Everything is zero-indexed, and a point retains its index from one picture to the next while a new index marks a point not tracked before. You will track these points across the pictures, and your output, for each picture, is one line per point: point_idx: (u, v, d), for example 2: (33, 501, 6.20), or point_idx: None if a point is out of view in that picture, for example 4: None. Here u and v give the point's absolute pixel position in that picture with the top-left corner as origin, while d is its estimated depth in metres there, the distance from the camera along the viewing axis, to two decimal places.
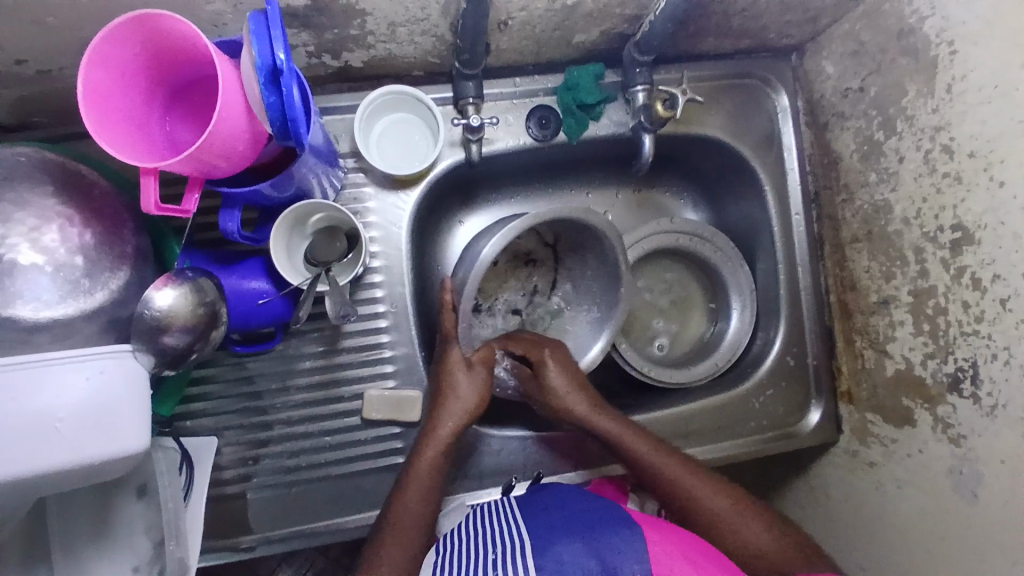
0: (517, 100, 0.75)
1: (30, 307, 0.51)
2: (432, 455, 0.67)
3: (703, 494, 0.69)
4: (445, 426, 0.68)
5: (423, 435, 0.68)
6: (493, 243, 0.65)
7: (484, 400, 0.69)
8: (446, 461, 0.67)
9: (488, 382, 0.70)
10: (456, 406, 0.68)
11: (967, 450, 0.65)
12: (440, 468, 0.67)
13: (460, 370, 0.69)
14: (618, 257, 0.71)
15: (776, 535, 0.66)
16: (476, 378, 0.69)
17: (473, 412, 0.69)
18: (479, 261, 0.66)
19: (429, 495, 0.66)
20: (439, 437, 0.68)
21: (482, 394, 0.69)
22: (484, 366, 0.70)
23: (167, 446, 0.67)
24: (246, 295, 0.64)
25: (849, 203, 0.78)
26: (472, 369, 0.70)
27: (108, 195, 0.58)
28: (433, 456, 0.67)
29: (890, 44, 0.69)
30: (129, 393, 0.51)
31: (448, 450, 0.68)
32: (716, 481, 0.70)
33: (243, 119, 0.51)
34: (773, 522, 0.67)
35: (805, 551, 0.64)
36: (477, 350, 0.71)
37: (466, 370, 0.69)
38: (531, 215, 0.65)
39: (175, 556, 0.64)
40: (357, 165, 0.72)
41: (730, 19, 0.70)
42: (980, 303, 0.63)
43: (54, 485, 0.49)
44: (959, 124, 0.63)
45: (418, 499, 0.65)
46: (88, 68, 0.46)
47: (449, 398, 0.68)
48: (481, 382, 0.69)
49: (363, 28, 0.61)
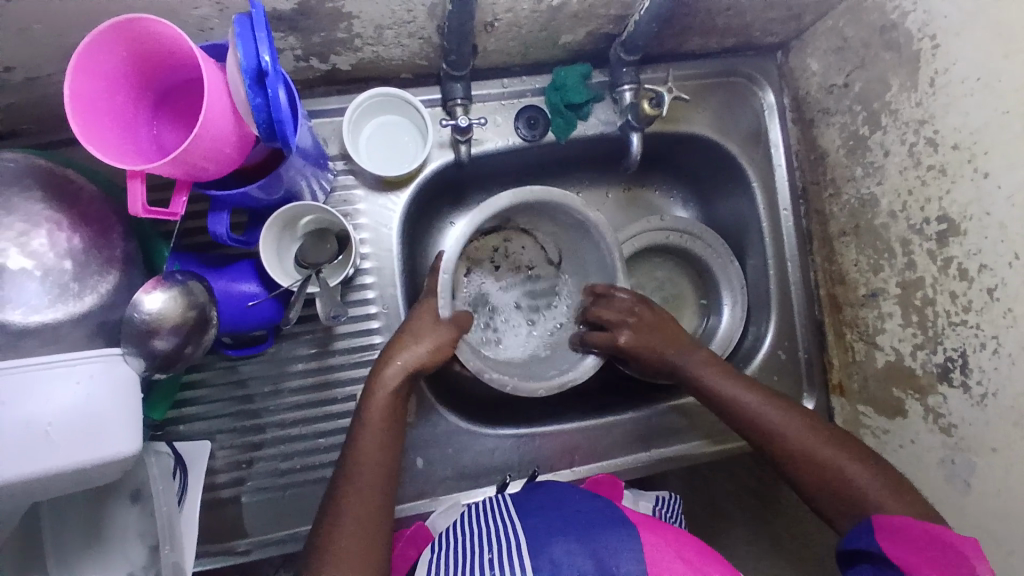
0: (506, 100, 0.76)
1: (20, 311, 0.51)
2: (381, 396, 0.63)
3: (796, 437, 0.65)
4: (396, 372, 0.64)
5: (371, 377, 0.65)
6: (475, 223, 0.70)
7: (441, 349, 0.67)
8: (397, 408, 0.64)
9: (453, 339, 0.68)
10: (412, 346, 0.65)
11: (958, 440, 0.66)
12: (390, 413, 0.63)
13: (426, 317, 0.68)
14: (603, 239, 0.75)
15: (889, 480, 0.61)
16: (438, 328, 0.68)
17: (428, 356, 0.66)
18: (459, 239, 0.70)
19: (382, 448, 0.62)
20: (387, 377, 0.64)
21: (443, 344, 0.67)
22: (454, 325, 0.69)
23: (161, 451, 0.67)
24: (234, 298, 0.64)
25: (836, 197, 0.78)
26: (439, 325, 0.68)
27: (95, 199, 0.58)
28: (384, 402, 0.63)
29: (873, 39, 0.69)
30: (119, 398, 0.51)
31: (399, 400, 0.64)
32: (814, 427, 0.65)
33: (230, 122, 0.51)
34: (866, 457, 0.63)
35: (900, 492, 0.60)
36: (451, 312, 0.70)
37: (430, 321, 0.68)
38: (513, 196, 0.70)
39: (169, 561, 0.64)
40: (346, 167, 0.72)
41: (714, 17, 0.71)
42: (967, 293, 0.63)
43: (46, 491, 0.50)
44: (943, 116, 0.63)
45: (371, 451, 0.62)
46: (74, 73, 0.46)
47: (405, 340, 0.66)
48: (442, 333, 0.67)
49: (349, 32, 0.62)
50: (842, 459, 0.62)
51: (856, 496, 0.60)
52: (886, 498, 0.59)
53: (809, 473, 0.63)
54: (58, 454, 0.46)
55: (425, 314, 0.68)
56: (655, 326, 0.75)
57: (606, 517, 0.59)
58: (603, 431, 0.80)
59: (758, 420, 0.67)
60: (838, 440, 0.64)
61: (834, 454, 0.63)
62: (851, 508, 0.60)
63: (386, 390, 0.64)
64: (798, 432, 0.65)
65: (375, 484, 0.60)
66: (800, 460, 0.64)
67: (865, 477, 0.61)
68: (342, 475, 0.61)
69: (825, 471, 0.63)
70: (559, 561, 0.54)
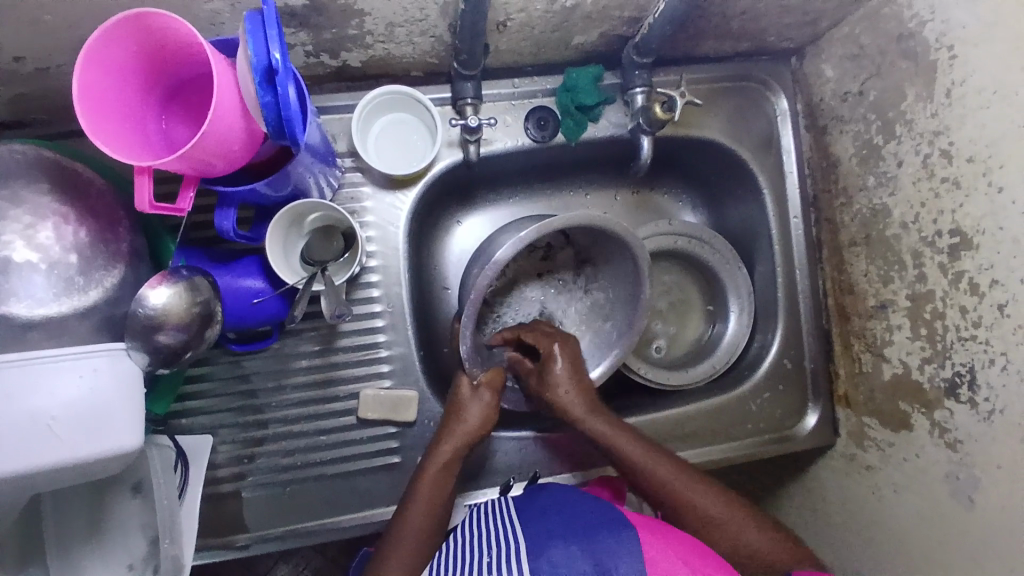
0: (516, 100, 0.75)
1: (24, 304, 0.51)
2: (432, 471, 0.67)
3: (694, 493, 0.67)
4: (448, 450, 0.68)
5: (426, 454, 0.69)
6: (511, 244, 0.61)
7: (488, 419, 0.70)
8: (447, 478, 0.68)
9: (494, 406, 0.70)
10: (458, 427, 0.69)
11: (963, 455, 0.65)
12: (441, 484, 0.67)
13: (465, 389, 0.71)
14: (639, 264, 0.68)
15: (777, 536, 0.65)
16: (483, 401, 0.70)
17: (476, 437, 0.69)
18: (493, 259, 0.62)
19: (430, 516, 0.65)
20: (439, 456, 0.68)
21: (486, 416, 0.69)
22: (491, 388, 0.71)
23: (162, 444, 0.67)
24: (241, 294, 0.64)
25: (848, 206, 0.78)
26: (478, 391, 0.71)
27: (104, 194, 0.58)
28: (436, 475, 0.67)
29: (889, 47, 0.68)
30: (123, 391, 0.51)
31: (450, 468, 0.68)
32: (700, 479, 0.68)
33: (239, 119, 0.51)
34: (769, 524, 0.66)
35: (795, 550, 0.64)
36: (484, 371, 0.72)
37: (473, 394, 0.70)
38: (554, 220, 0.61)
39: (169, 554, 0.65)
40: (354, 164, 0.72)
41: (729, 21, 0.70)
42: (978, 308, 0.62)
43: (50, 482, 0.50)
44: (959, 129, 0.63)
45: (419, 516, 0.65)
46: (84, 66, 0.46)
47: (453, 419, 0.70)
48: (486, 405, 0.70)
49: (361, 29, 0.61)
50: (749, 523, 0.65)
51: (761, 560, 0.63)
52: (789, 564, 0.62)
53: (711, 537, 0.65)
54: (59, 448, 0.46)
55: (465, 385, 0.71)
56: (581, 378, 0.72)
57: (607, 520, 0.59)
58: None
59: (664, 483, 0.68)
60: (740, 506, 0.67)
61: (742, 522, 0.65)
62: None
63: (439, 464, 0.68)
64: (708, 502, 0.66)
65: (423, 544, 0.64)
66: (700, 526, 0.65)
67: (764, 542, 0.64)
68: (384, 544, 0.64)
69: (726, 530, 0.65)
70: (558, 562, 0.53)
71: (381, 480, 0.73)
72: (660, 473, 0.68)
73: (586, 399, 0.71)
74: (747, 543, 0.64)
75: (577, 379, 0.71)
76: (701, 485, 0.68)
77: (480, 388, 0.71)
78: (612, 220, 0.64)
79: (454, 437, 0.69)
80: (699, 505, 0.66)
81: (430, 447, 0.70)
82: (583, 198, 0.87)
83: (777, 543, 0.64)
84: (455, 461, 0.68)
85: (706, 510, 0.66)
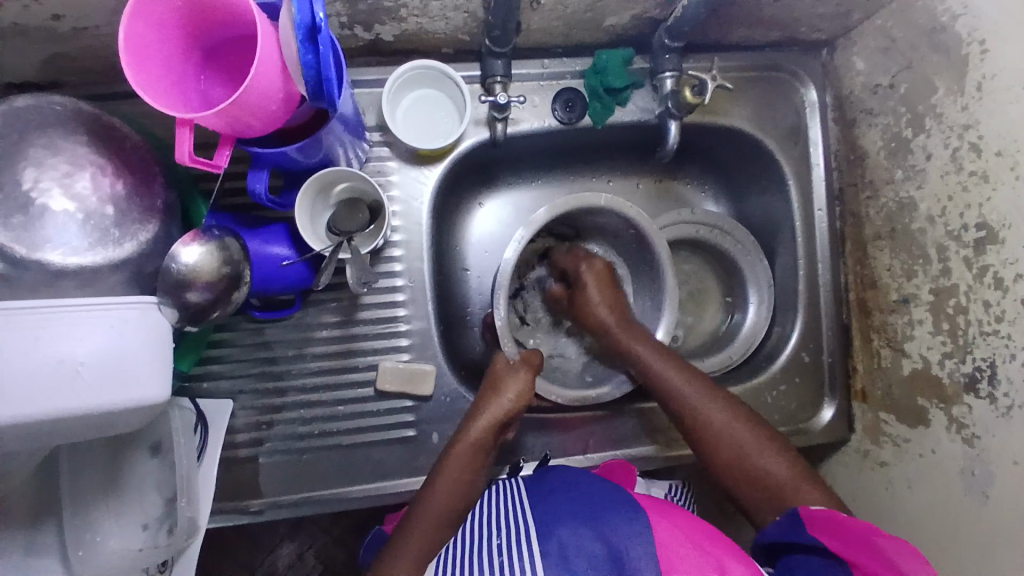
0: (545, 82, 0.76)
1: (59, 251, 0.50)
2: (461, 452, 0.67)
3: (703, 406, 0.67)
4: (481, 426, 0.68)
5: (457, 433, 0.69)
6: (519, 238, 0.72)
7: (521, 397, 0.70)
8: (478, 458, 0.67)
9: (530, 384, 0.71)
10: (492, 405, 0.69)
11: (980, 450, 0.65)
12: (472, 465, 0.67)
13: (503, 365, 0.72)
14: (660, 251, 0.76)
15: (789, 459, 0.64)
16: (520, 378, 0.71)
17: (511, 411, 0.69)
18: (517, 240, 0.72)
19: (458, 493, 0.66)
20: (470, 435, 0.68)
21: (523, 394, 0.70)
22: (527, 367, 0.73)
23: (183, 407, 0.70)
24: (269, 259, 0.64)
25: (874, 200, 0.78)
26: (516, 370, 0.72)
27: (139, 149, 0.58)
28: (465, 452, 0.67)
29: (921, 40, 0.68)
30: (151, 344, 0.51)
31: (481, 448, 0.67)
32: (716, 394, 0.68)
33: (279, 79, 0.51)
34: (785, 446, 0.65)
35: (806, 475, 0.62)
36: (521, 353, 0.74)
37: (509, 369, 0.72)
38: (549, 209, 0.72)
39: (185, 514, 0.69)
40: (382, 139, 0.73)
41: (762, 9, 0.70)
42: (1001, 303, 0.62)
43: (71, 431, 0.50)
44: (988, 122, 0.62)
45: (445, 495, 0.65)
46: (129, 13, 0.46)
47: (488, 394, 0.70)
48: (522, 382, 0.71)
49: (397, 1, 0.62)
50: (760, 445, 0.65)
51: (763, 482, 0.63)
52: (788, 490, 0.61)
53: (711, 448, 0.66)
54: (87, 397, 0.46)
55: (501, 362, 0.73)
56: (613, 295, 0.78)
57: (616, 499, 0.57)
58: (624, 421, 0.80)
59: (670, 390, 0.69)
60: (758, 426, 0.66)
61: (745, 436, 0.65)
62: (760, 498, 0.63)
63: (472, 440, 0.67)
64: (713, 414, 0.67)
65: (445, 511, 0.65)
66: (707, 437, 0.67)
67: (774, 464, 0.63)
68: (413, 511, 0.65)
69: (724, 446, 0.65)
70: (566, 546, 0.53)
71: (396, 453, 0.73)
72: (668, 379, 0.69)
73: (617, 315, 0.76)
74: (759, 466, 0.63)
75: (611, 292, 0.78)
76: (711, 398, 0.68)
77: (516, 364, 0.73)
78: (629, 206, 0.74)
79: (490, 411, 0.68)
80: (704, 415, 0.67)
81: (461, 425, 0.69)
82: (605, 185, 0.87)
83: (787, 466, 0.63)
84: (488, 439, 0.68)
85: (710, 422, 0.66)
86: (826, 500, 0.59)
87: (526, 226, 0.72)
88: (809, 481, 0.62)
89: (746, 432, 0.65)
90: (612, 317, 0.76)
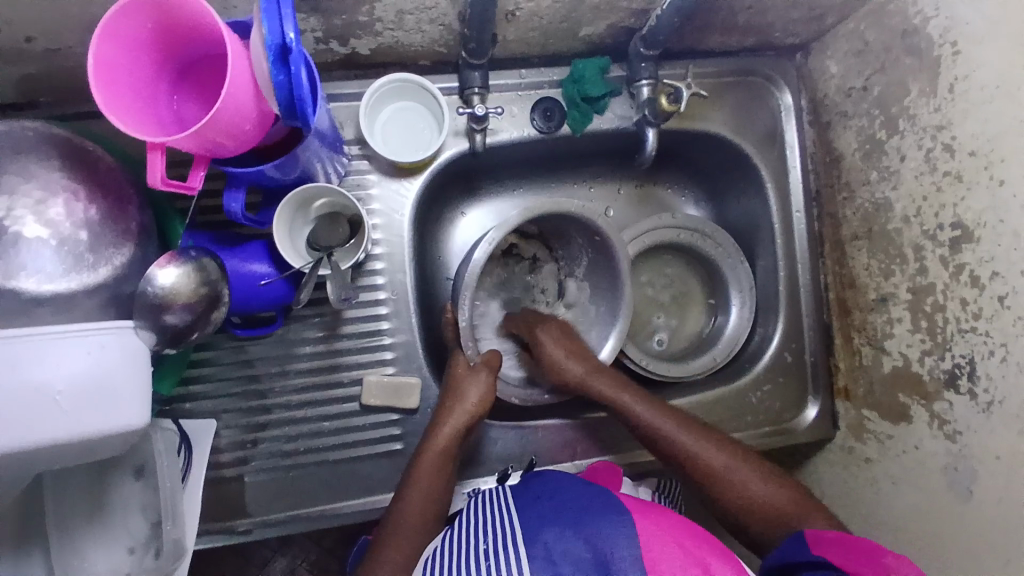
0: (522, 91, 0.76)
1: (34, 279, 0.50)
2: (431, 456, 0.68)
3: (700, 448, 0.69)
4: (444, 432, 0.68)
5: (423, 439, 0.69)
6: (487, 244, 0.70)
7: (482, 401, 0.70)
8: (447, 462, 0.68)
9: (491, 385, 0.71)
10: (456, 407, 0.69)
11: (962, 446, 0.65)
12: (441, 469, 0.68)
13: (462, 369, 0.72)
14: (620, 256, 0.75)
15: (787, 487, 0.66)
16: (480, 379, 0.71)
17: (474, 415, 0.69)
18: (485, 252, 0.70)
19: (430, 499, 0.66)
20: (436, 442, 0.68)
21: (483, 396, 0.70)
22: (488, 367, 0.72)
23: (166, 427, 0.68)
24: (247, 278, 0.64)
25: (850, 201, 0.78)
26: (474, 371, 0.72)
27: (113, 170, 0.58)
28: (434, 458, 0.68)
29: (894, 43, 0.69)
30: (129, 367, 0.50)
31: (448, 452, 0.68)
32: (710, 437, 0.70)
33: (250, 98, 0.51)
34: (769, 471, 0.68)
35: (804, 501, 0.64)
36: (482, 353, 0.74)
37: (470, 373, 0.72)
38: (522, 210, 0.71)
39: (171, 537, 0.66)
40: (361, 152, 0.73)
41: (736, 16, 0.71)
42: (978, 300, 0.63)
43: (51, 459, 0.49)
44: (961, 123, 0.63)
45: (419, 502, 0.65)
46: (100, 37, 0.46)
47: (450, 398, 0.70)
48: (483, 383, 0.71)
49: (371, 15, 0.61)
50: (756, 478, 0.66)
51: (773, 513, 0.64)
52: (795, 516, 0.63)
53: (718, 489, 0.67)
54: (64, 423, 0.45)
55: (460, 365, 0.72)
56: (569, 344, 0.76)
57: (599, 502, 0.58)
58: (610, 426, 0.80)
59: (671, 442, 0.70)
60: (749, 459, 0.69)
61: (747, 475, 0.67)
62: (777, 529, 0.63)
63: (439, 447, 0.68)
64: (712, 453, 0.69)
65: (428, 512, 0.65)
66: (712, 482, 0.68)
67: (771, 491, 0.65)
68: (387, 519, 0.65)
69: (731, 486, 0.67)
70: (553, 550, 0.52)
71: (383, 467, 0.73)
72: (658, 423, 0.71)
73: (584, 364, 0.74)
74: (754, 497, 0.65)
75: (567, 344, 0.77)
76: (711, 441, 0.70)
77: (477, 366, 0.72)
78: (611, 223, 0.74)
79: (454, 413, 0.69)
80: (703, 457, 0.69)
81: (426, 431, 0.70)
82: (586, 190, 0.88)
83: (788, 493, 0.65)
84: (453, 445, 0.69)
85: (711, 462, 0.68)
86: (831, 520, 0.62)
87: (498, 228, 0.70)
88: (809, 505, 0.64)
89: (744, 470, 0.67)
90: (579, 366, 0.74)
